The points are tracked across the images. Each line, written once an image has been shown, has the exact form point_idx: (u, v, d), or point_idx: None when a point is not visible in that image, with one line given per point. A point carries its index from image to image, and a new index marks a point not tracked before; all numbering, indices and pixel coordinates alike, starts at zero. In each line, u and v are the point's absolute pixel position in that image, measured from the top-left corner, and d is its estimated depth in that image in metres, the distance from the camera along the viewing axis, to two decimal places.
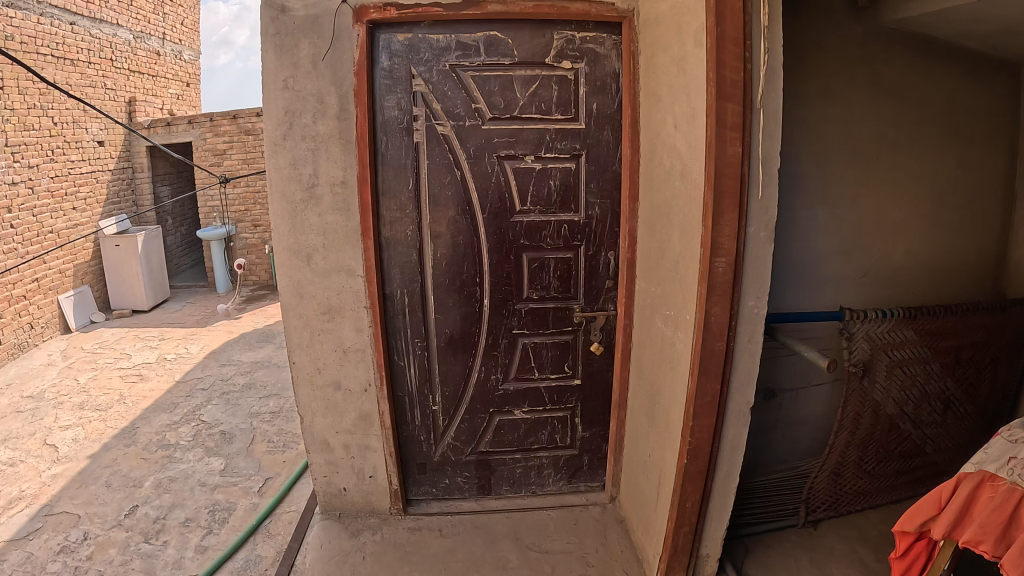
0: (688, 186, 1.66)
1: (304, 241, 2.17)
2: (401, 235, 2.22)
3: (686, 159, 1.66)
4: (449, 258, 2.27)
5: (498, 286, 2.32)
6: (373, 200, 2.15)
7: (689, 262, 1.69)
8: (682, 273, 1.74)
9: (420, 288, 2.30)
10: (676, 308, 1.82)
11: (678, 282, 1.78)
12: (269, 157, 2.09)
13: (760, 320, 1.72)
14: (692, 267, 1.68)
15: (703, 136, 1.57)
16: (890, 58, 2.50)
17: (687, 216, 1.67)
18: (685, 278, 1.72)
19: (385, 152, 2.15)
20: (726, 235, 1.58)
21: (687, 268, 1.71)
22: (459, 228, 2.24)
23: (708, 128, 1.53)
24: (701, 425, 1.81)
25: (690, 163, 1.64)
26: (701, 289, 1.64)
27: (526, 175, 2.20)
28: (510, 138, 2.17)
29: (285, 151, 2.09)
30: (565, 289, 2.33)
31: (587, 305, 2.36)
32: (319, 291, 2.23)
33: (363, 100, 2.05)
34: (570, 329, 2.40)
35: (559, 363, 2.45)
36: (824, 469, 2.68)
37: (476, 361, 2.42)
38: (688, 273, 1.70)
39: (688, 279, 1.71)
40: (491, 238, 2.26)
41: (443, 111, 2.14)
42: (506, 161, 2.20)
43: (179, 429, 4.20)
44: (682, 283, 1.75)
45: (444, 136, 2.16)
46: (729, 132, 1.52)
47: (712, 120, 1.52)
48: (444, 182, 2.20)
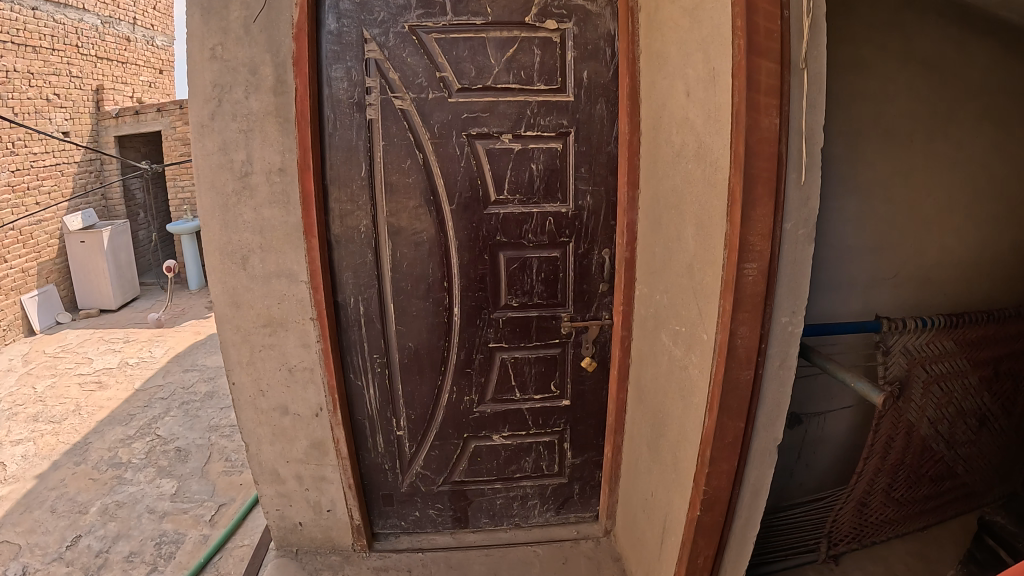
0: (705, 169, 1.26)
1: (238, 241, 1.80)
2: (354, 231, 1.83)
3: (699, 137, 1.27)
4: (412, 260, 1.88)
5: (470, 295, 1.93)
6: (317, 191, 1.76)
7: (705, 271, 1.31)
8: (696, 284, 1.36)
9: (377, 297, 1.90)
10: (688, 327, 1.44)
11: (691, 296, 1.40)
12: (194, 140, 1.72)
13: (794, 342, 1.37)
14: (710, 280, 1.30)
15: (724, 106, 1.18)
16: (924, 27, 2.15)
17: (703, 211, 1.28)
18: (701, 291, 1.34)
19: (331, 132, 1.76)
20: (757, 234, 1.18)
21: (702, 278, 1.33)
22: (422, 223, 1.85)
23: (734, 94, 1.14)
24: (718, 469, 1.47)
25: (705, 139, 1.25)
26: (724, 304, 1.25)
27: (503, 158, 1.82)
28: (484, 114, 1.79)
29: (212, 134, 1.72)
30: (551, 294, 1.94)
31: (577, 314, 1.96)
32: (257, 300, 1.86)
33: (304, 70, 1.68)
34: (558, 341, 2.00)
35: (545, 381, 2.06)
36: (850, 500, 2.32)
37: (446, 382, 2.04)
38: (705, 287, 1.32)
39: (705, 291, 1.32)
40: (461, 234, 1.87)
41: (401, 82, 1.76)
42: (478, 141, 1.81)
43: (133, 445, 3.83)
44: (697, 298, 1.37)
45: (404, 112, 1.77)
46: (764, 99, 1.13)
47: (740, 82, 1.13)
48: (406, 168, 1.81)
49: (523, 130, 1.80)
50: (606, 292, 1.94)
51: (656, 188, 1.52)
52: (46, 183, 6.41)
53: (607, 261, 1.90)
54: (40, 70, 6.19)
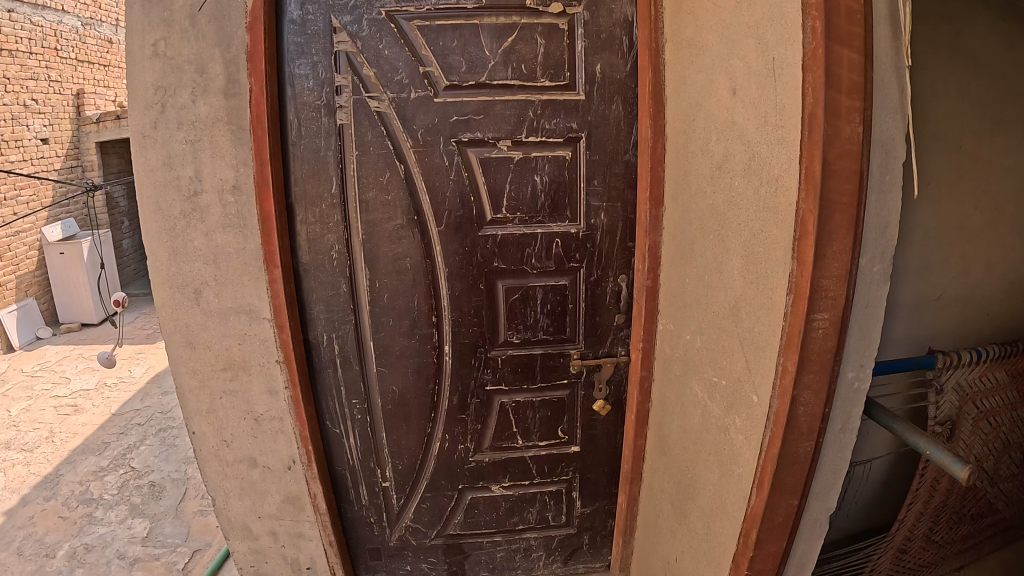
0: (760, 189, 0.95)
1: (189, 272, 1.50)
2: (325, 257, 1.50)
3: (752, 147, 0.96)
4: (393, 291, 1.49)
5: (464, 333, 1.53)
6: (279, 211, 1.44)
7: (757, 319, 1.01)
8: (743, 333, 1.06)
9: (353, 335, 1.57)
10: (730, 384, 1.14)
11: (735, 347, 1.09)
12: (136, 155, 1.44)
13: (860, 401, 1.09)
14: (764, 331, 1.00)
15: (792, 110, 0.87)
16: (975, 14, 1.84)
17: (757, 242, 0.98)
18: (750, 345, 1.04)
19: (296, 140, 1.43)
20: (833, 275, 0.88)
21: (752, 327, 1.03)
22: (402, 248, 1.44)
23: (805, 96, 0.83)
24: (764, 553, 1.16)
25: (762, 151, 0.94)
26: (786, 365, 0.95)
27: (502, 170, 1.46)
28: (478, 116, 1.42)
29: (157, 144, 1.43)
30: (559, 328, 1.60)
31: (589, 351, 1.64)
32: (214, 341, 1.56)
33: (259, 68, 1.37)
34: (565, 383, 1.67)
35: (550, 427, 1.72)
36: (890, 548, 2.03)
37: (437, 428, 1.70)
38: (756, 339, 1.02)
39: (758, 346, 1.02)
40: (452, 260, 1.48)
41: (377, 78, 1.41)
42: (470, 149, 1.45)
43: (106, 478, 3.56)
44: (745, 354, 1.06)
45: (380, 115, 1.42)
46: (846, 100, 0.82)
47: (812, 79, 0.82)
48: (384, 184, 1.45)
49: (523, 135, 1.44)
50: (621, 324, 1.61)
51: (684, 207, 1.21)
52: (23, 193, 6.08)
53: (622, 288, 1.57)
54: (16, 74, 5.87)
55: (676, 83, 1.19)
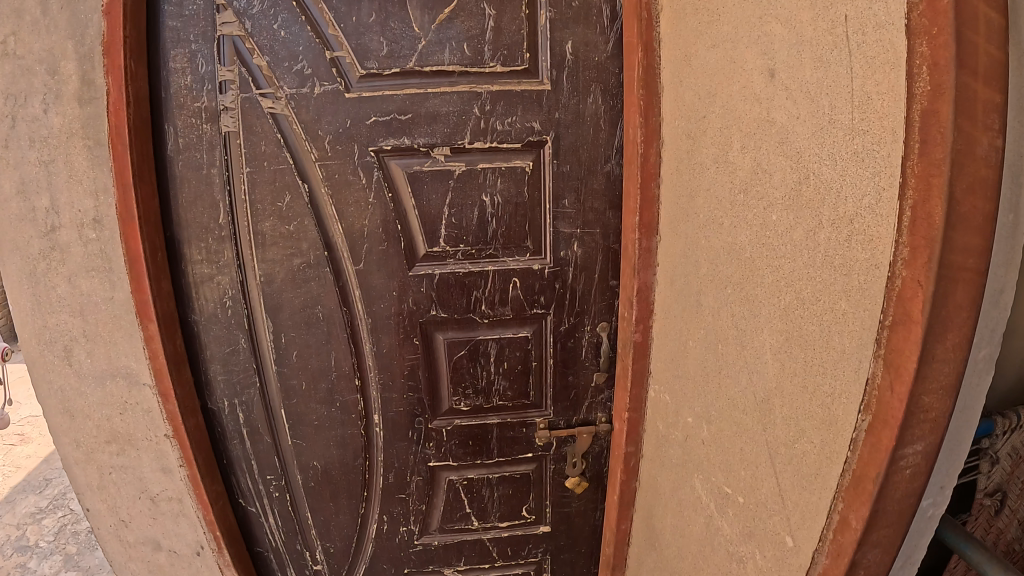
0: (818, 229, 0.56)
1: (52, 325, 1.06)
2: (217, 309, 1.06)
3: (807, 158, 0.56)
4: (303, 350, 1.08)
5: (395, 399, 1.10)
6: (154, 255, 0.99)
7: (794, 428, 0.64)
8: (772, 443, 0.67)
9: (260, 399, 1.11)
10: (746, 502, 0.74)
11: (757, 454, 0.70)
12: None
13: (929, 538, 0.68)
14: (807, 451, 0.62)
15: (882, 106, 0.48)
16: None
17: (806, 315, 0.59)
18: (782, 459, 0.66)
19: (175, 155, 0.99)
20: (937, 385, 0.50)
21: (785, 437, 0.65)
22: (311, 291, 1.04)
23: (911, 84, 0.45)
24: None
25: (823, 168, 0.54)
26: (850, 520, 0.57)
27: (436, 187, 0.99)
28: (404, 116, 0.96)
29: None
30: (518, 390, 1.10)
31: (562, 416, 1.13)
32: (89, 415, 1.10)
33: (124, 69, 0.91)
34: (530, 458, 1.16)
35: (514, 504, 1.20)
36: None
37: (370, 508, 1.19)
38: (794, 457, 0.64)
39: (799, 469, 0.63)
40: (373, 307, 1.04)
41: (270, 70, 0.96)
42: (393, 159, 0.98)
43: (43, 522, 3.17)
44: (770, 454, 0.68)
45: (274, 118, 0.97)
46: (979, 98, 0.43)
47: (926, 52, 0.44)
48: (282, 210, 1.01)
49: (461, 140, 0.97)
50: (602, 384, 1.11)
51: (677, 247, 0.84)
52: None
53: (606, 335, 1.07)
54: None
55: (673, 65, 0.81)
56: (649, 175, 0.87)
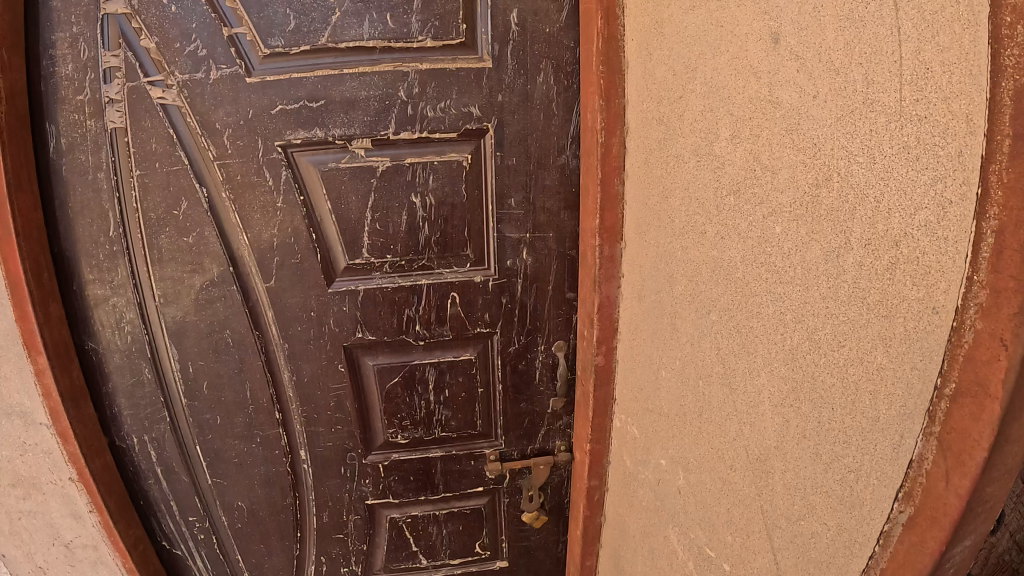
0: (841, 254, 0.42)
1: None
2: (115, 339, 0.84)
3: (829, 152, 0.42)
4: (214, 382, 0.86)
5: (324, 433, 0.89)
6: (36, 273, 0.78)
7: (798, 500, 0.51)
8: (769, 514, 0.54)
9: (175, 438, 0.88)
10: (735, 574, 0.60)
11: (750, 521, 0.57)
12: None
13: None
14: (817, 532, 0.49)
15: (952, 83, 0.34)
16: None
17: (825, 367, 0.45)
18: (782, 535, 0.53)
19: (54, 152, 0.78)
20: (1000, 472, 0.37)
21: (785, 509, 0.52)
22: (219, 313, 0.83)
23: (997, 54, 0.31)
24: None
25: (855, 168, 0.40)
26: None
27: (350, 189, 0.79)
28: (314, 103, 0.77)
29: None
30: (465, 419, 0.90)
31: (518, 446, 0.92)
32: None
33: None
34: (482, 491, 0.95)
35: (468, 541, 0.98)
36: None
37: (304, 551, 0.95)
38: (798, 536, 0.51)
39: (804, 551, 0.51)
40: (286, 329, 0.83)
41: (160, 54, 0.75)
42: (302, 155, 0.78)
43: None
44: (766, 527, 0.55)
45: (164, 110, 0.77)
46: None
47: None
48: (180, 220, 0.81)
49: (383, 131, 0.78)
50: (562, 411, 0.91)
51: (644, 257, 0.70)
52: None
53: (565, 353, 0.88)
54: None
55: (641, 36, 0.65)
56: (612, 170, 0.72)
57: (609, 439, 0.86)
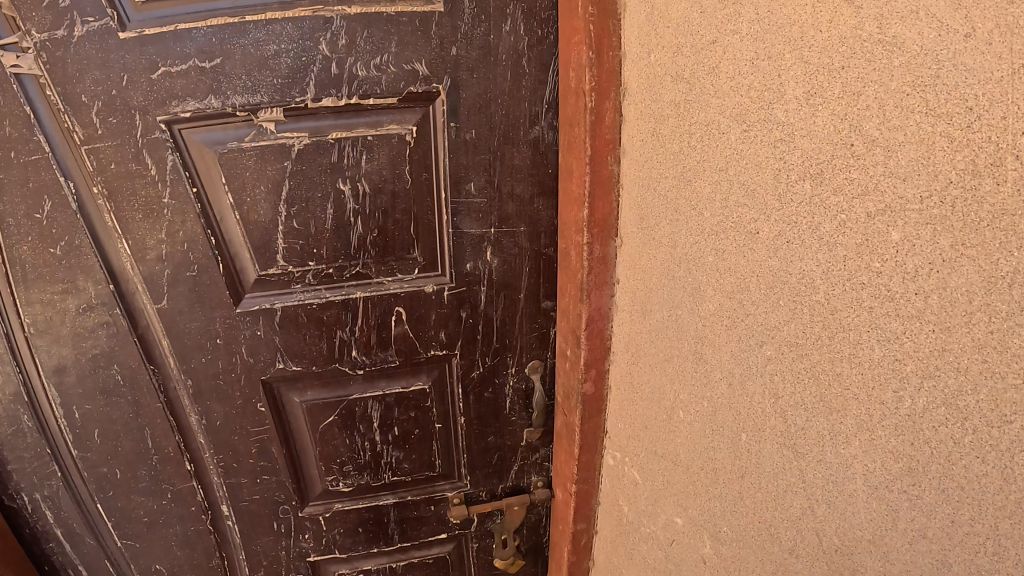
0: (1011, 281, 0.26)
1: None
2: None
3: (998, 118, 0.26)
4: (105, 433, 0.65)
5: (246, 485, 0.69)
6: None
7: None
8: None
9: (69, 504, 0.66)
10: None
11: None
12: None
13: None
14: None
15: None
16: None
17: (973, 450, 0.29)
18: None
19: None
20: None
21: None
22: (102, 344, 0.61)
23: None
24: None
25: None
26: None
27: (259, 174, 0.58)
28: (205, 63, 0.54)
29: None
30: (421, 460, 0.71)
31: (490, 485, 0.74)
32: None
33: None
34: (445, 538, 0.77)
35: None
36: None
37: None
38: None
39: None
40: (188, 363, 0.62)
41: (11, 7, 0.52)
42: (192, 131, 0.56)
43: None
44: None
45: (18, 82, 0.53)
46: None
47: None
48: (44, 227, 0.58)
49: (297, 99, 0.56)
50: (538, 443, 0.73)
51: (651, 261, 0.53)
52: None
53: (541, 374, 0.69)
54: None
55: None
56: (604, 145, 0.54)
57: (599, 480, 0.69)
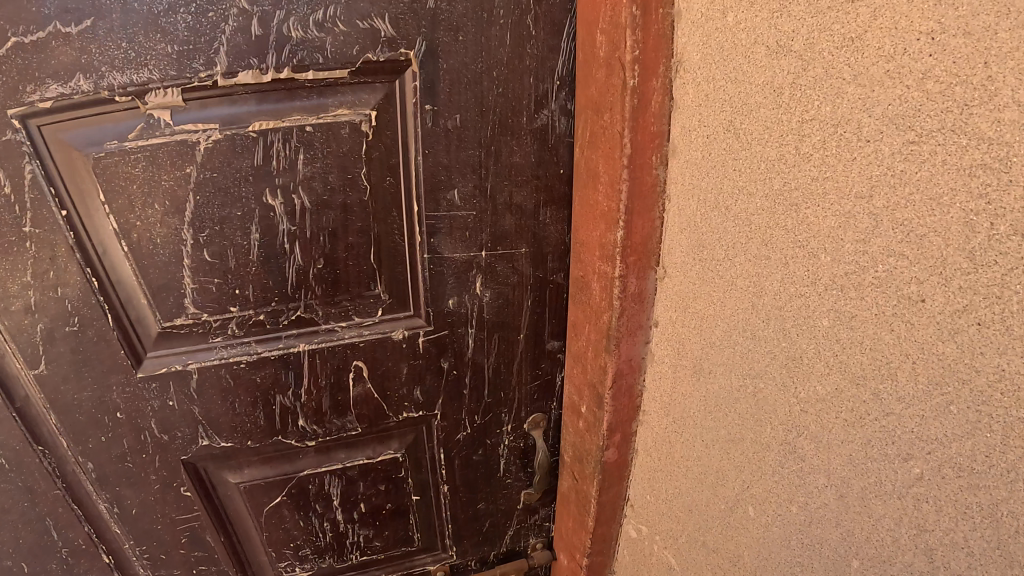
0: None
1: None
2: None
3: None
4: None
5: None
6: None
7: None
8: None
9: None
10: None
11: None
12: None
13: None
14: None
15: None
16: None
17: None
18: None
19: None
20: None
21: None
22: None
23: None
24: None
25: None
26: None
27: (153, 184, 0.40)
28: (69, 29, 0.35)
29: None
30: (395, 536, 0.55)
31: (482, 554, 0.59)
32: None
33: None
34: None
35: None
36: None
37: None
38: None
39: None
40: (82, 444, 0.45)
41: None
42: (52, 125, 0.37)
43: None
44: None
45: None
46: None
47: None
48: None
49: (198, 75, 0.37)
50: (537, 503, 0.57)
51: (717, 306, 0.38)
52: None
53: (544, 429, 0.54)
54: None
55: None
56: (648, 140, 0.38)
57: (616, 561, 0.54)
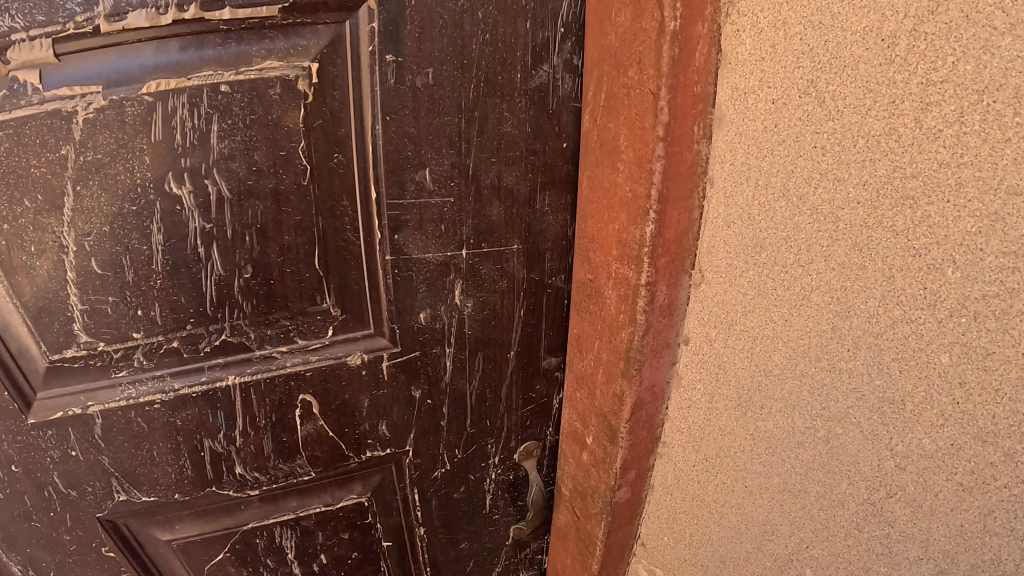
0: None
1: None
2: None
3: None
4: None
5: None
6: None
7: None
8: None
9: None
10: None
11: None
12: None
13: None
14: None
15: None
16: None
17: None
18: None
19: None
20: None
21: None
22: None
23: None
24: None
25: None
26: None
27: (19, 173, 0.29)
28: None
29: None
30: None
31: None
32: None
33: None
34: None
35: None
36: None
37: None
38: None
39: None
40: None
41: None
42: None
43: None
44: None
45: None
46: None
47: None
48: None
49: (74, 19, 0.27)
50: (529, 537, 0.49)
51: (778, 325, 0.29)
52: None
53: (537, 459, 0.46)
54: None
55: None
56: (689, 103, 0.29)
57: None
